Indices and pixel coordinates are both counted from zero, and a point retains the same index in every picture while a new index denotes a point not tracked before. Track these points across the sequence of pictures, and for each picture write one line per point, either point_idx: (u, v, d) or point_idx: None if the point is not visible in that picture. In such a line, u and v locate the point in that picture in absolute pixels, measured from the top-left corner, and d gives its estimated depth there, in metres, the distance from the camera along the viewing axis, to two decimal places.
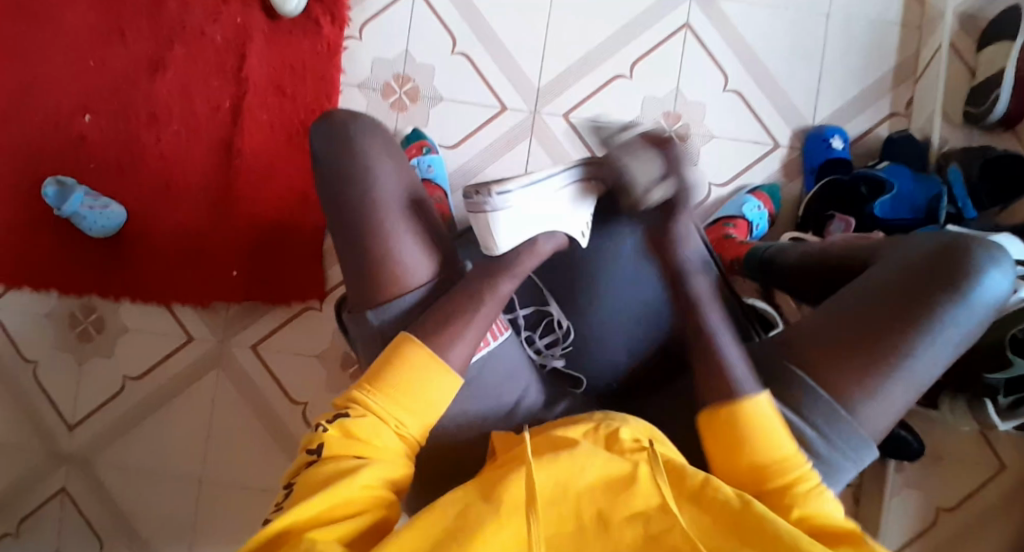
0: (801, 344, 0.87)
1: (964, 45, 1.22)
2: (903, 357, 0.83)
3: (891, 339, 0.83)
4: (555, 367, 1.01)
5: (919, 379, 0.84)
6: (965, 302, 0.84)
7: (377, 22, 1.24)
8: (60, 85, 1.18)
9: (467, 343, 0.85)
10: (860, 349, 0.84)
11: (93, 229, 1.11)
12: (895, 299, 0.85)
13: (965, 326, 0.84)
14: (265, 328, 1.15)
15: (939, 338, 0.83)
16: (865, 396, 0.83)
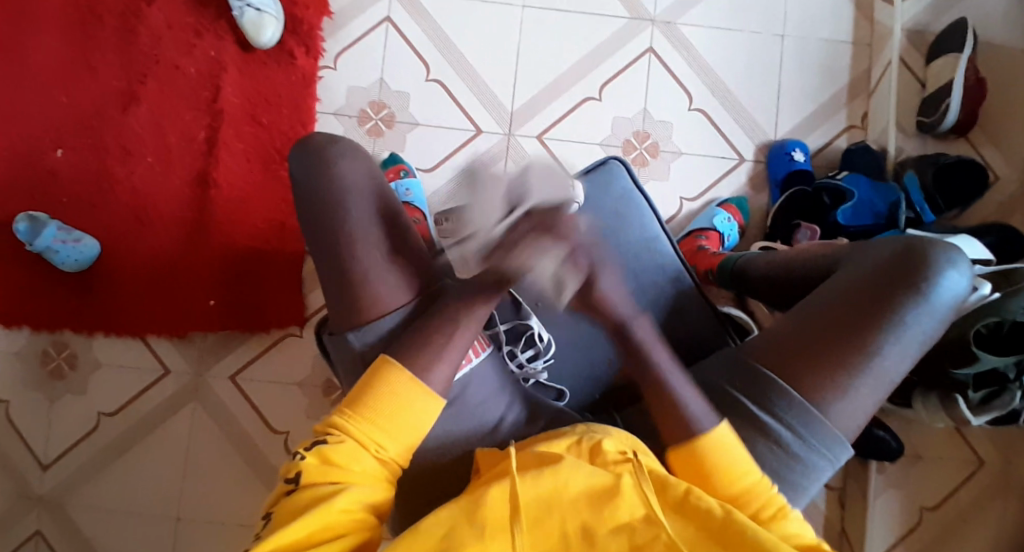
0: (769, 342, 0.96)
1: (911, 61, 1.29)
2: (876, 354, 0.92)
3: (874, 334, 0.92)
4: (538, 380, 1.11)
5: (888, 376, 0.93)
6: (926, 302, 0.93)
7: (350, 52, 1.31)
8: (46, 119, 1.32)
9: (447, 364, 0.92)
10: (826, 353, 0.92)
11: (66, 262, 1.29)
12: (857, 307, 0.93)
13: (926, 321, 0.93)
14: (245, 357, 1.37)
15: (904, 334, 0.92)
16: (839, 397, 0.92)
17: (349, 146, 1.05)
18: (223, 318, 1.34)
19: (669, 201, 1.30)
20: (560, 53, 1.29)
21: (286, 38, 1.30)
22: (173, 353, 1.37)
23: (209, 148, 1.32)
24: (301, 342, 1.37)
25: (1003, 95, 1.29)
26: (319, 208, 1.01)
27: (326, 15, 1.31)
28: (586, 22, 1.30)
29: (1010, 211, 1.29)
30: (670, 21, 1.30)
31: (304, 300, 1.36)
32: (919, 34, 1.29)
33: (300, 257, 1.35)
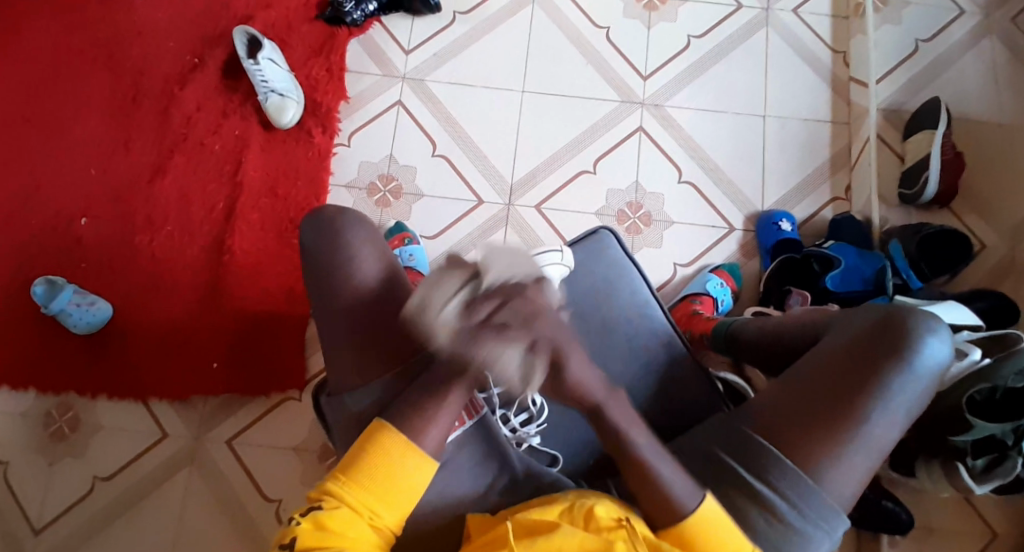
0: (759, 410, 0.96)
1: (889, 137, 1.37)
2: (864, 422, 0.91)
3: (861, 402, 0.91)
4: (532, 445, 1.06)
5: (879, 444, 0.91)
6: (912, 370, 0.91)
7: (364, 131, 1.41)
8: (76, 191, 1.42)
9: (441, 427, 0.92)
10: (814, 423, 0.92)
11: (79, 325, 1.35)
12: (840, 374, 0.93)
13: (914, 388, 0.92)
14: (243, 422, 1.38)
15: (892, 401, 0.91)
16: (831, 465, 0.91)
17: (360, 217, 1.07)
18: (227, 380, 1.38)
19: (664, 266, 1.35)
20: (558, 133, 1.38)
21: (307, 119, 1.41)
22: (172, 416, 1.38)
23: (228, 218, 1.41)
24: (300, 405, 1.39)
25: (982, 168, 1.34)
26: (327, 277, 1.03)
27: (343, 99, 1.41)
28: (580, 104, 1.39)
29: (1000, 277, 1.31)
30: (659, 104, 1.39)
31: (305, 363, 1.40)
32: (895, 112, 1.37)
33: (305, 321, 1.40)
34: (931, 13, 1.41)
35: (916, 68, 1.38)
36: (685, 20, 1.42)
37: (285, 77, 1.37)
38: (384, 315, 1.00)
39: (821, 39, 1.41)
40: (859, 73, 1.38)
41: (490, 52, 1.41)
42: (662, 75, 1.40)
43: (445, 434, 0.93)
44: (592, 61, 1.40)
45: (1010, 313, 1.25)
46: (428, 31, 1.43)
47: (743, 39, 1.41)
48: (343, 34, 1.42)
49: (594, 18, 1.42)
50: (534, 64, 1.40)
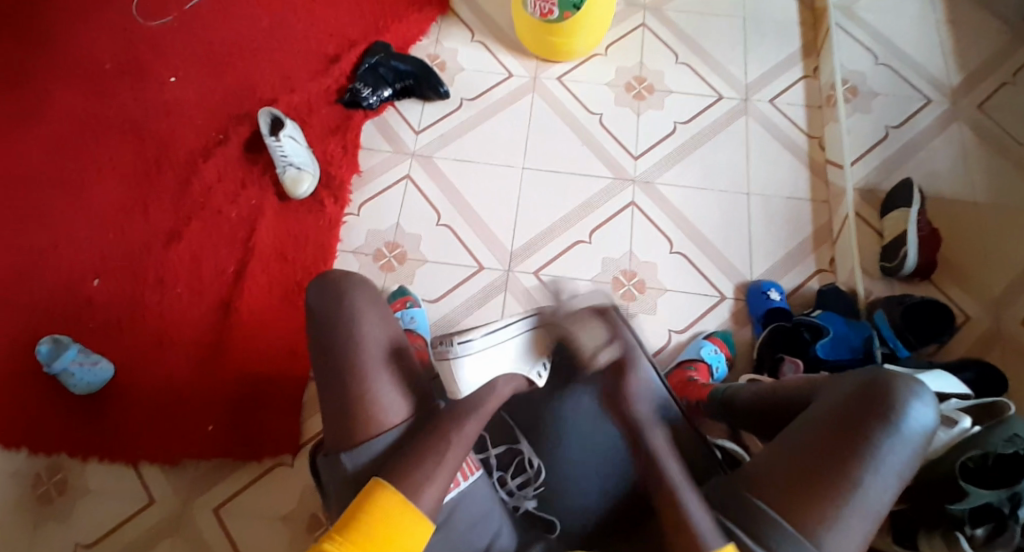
0: (755, 475, 0.96)
1: (867, 214, 1.44)
2: (858, 484, 0.91)
3: (854, 465, 0.92)
4: (528, 509, 1.08)
5: (874, 506, 0.92)
6: (899, 434, 0.93)
7: (373, 202, 1.49)
8: (91, 256, 1.46)
9: (437, 486, 0.94)
10: (810, 486, 0.92)
11: (80, 384, 1.34)
12: (833, 438, 0.94)
13: (902, 453, 0.93)
14: (230, 490, 1.33)
15: (882, 465, 0.92)
16: (829, 528, 0.90)
17: (364, 280, 1.10)
18: (221, 443, 1.35)
19: (659, 333, 1.39)
20: (555, 206, 1.47)
21: (320, 190, 1.50)
22: (160, 482, 1.34)
23: (236, 282, 1.45)
24: (291, 471, 1.35)
25: (960, 241, 1.40)
26: (329, 330, 1.06)
27: (355, 173, 1.51)
28: (577, 180, 1.49)
29: (987, 347, 1.33)
30: (649, 181, 1.49)
31: (301, 426, 1.38)
32: (870, 192, 1.46)
33: (305, 383, 1.40)
34: (900, 102, 1.52)
35: (887, 151, 1.48)
36: (671, 108, 1.55)
37: (303, 153, 1.48)
38: (385, 376, 1.03)
39: (798, 126, 1.54)
40: (834, 156, 1.48)
41: (493, 134, 1.53)
42: (651, 155, 1.51)
43: (443, 495, 0.95)
44: (587, 142, 1.52)
45: (998, 384, 1.25)
46: (436, 115, 1.55)
47: (725, 126, 1.53)
48: (359, 116, 1.55)
49: (587, 105, 1.55)
50: (533, 145, 1.52)
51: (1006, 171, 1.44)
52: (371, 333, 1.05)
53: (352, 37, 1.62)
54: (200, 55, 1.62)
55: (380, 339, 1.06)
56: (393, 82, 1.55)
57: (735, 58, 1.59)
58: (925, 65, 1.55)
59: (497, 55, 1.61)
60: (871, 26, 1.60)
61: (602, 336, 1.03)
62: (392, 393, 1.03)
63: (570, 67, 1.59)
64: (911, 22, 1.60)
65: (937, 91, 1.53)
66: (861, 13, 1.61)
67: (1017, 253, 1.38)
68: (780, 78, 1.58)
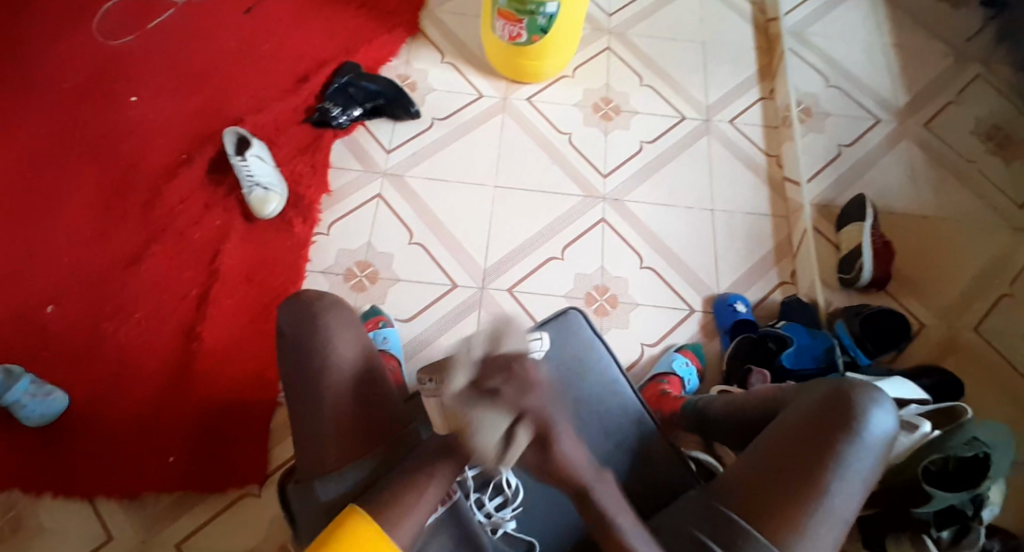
0: (730, 486, 0.98)
1: (823, 228, 1.50)
2: (825, 494, 0.93)
3: (821, 472, 0.94)
4: (506, 530, 1.07)
5: (842, 513, 0.94)
6: (862, 441, 0.96)
7: (343, 221, 1.48)
8: (45, 281, 1.41)
9: (418, 517, 0.93)
10: (781, 497, 0.94)
11: (32, 417, 1.29)
12: (800, 448, 0.96)
13: (865, 460, 0.96)
14: (193, 524, 1.28)
15: (848, 472, 0.94)
16: (800, 536, 0.92)
17: (338, 300, 1.06)
18: (185, 475, 1.30)
19: (631, 346, 1.42)
20: (525, 225, 1.49)
21: (288, 210, 1.48)
22: (122, 516, 1.28)
23: (201, 305, 1.41)
24: (259, 501, 1.31)
25: (911, 252, 1.48)
26: (307, 352, 1.01)
27: (325, 192, 1.50)
28: (548, 199, 1.51)
29: (941, 354, 1.39)
30: (619, 199, 1.52)
31: (269, 455, 1.34)
32: (826, 207, 1.52)
33: (275, 408, 1.36)
34: (852, 122, 1.60)
35: (841, 169, 1.56)
36: (637, 128, 1.59)
37: (271, 174, 1.46)
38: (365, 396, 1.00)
39: (756, 145, 1.60)
40: (792, 173, 1.55)
41: (464, 154, 1.54)
42: (620, 173, 1.55)
43: (421, 525, 0.93)
44: (557, 161, 1.55)
45: (954, 390, 1.30)
46: (407, 135, 1.56)
47: (688, 145, 1.58)
48: (329, 135, 1.54)
49: (556, 125, 1.58)
50: (504, 163, 1.54)
51: (952, 186, 1.53)
52: (353, 358, 1.02)
53: (320, 57, 1.62)
54: (163, 74, 1.60)
55: (360, 360, 1.03)
56: (362, 102, 1.56)
57: (696, 81, 1.66)
58: (875, 87, 1.64)
59: (468, 76, 1.63)
60: (823, 50, 1.69)
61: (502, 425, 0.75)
62: (373, 416, 1.00)
63: (538, 88, 1.62)
64: (861, 46, 1.70)
65: (886, 111, 1.62)
66: (812, 38, 1.70)
67: (965, 263, 1.47)
68: (739, 99, 1.64)
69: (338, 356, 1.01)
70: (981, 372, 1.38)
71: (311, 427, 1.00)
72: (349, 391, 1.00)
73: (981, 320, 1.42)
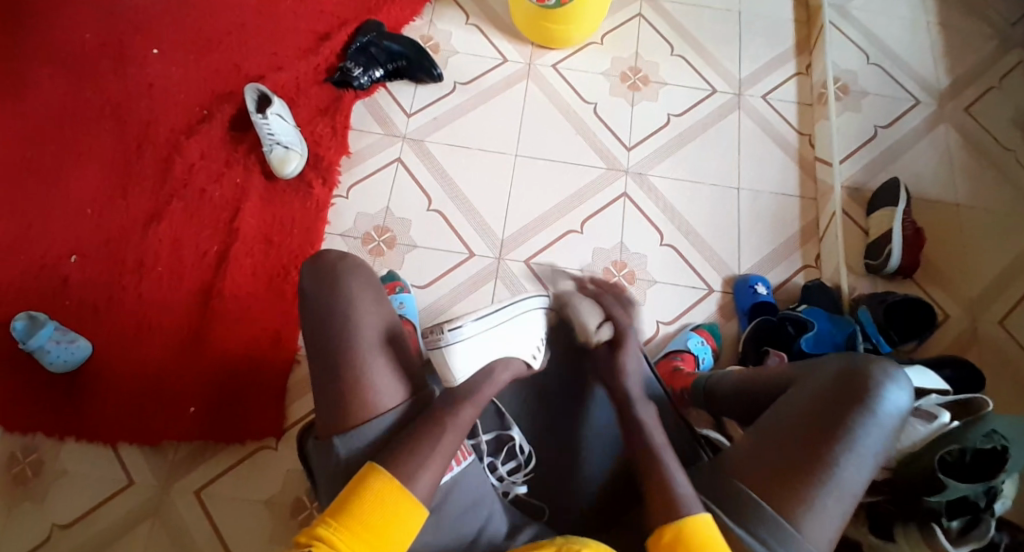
0: (739, 457, 0.96)
1: (853, 211, 1.46)
2: (835, 467, 0.92)
3: (832, 446, 0.92)
4: (517, 494, 1.09)
5: (850, 489, 0.92)
6: (874, 418, 0.94)
7: (363, 184, 1.47)
8: (67, 233, 1.42)
9: (432, 472, 0.93)
10: (790, 470, 0.92)
11: (56, 363, 1.31)
12: (812, 421, 0.95)
13: (877, 437, 0.94)
14: (209, 476, 1.31)
15: (859, 446, 0.93)
16: (806, 510, 0.90)
17: (358, 264, 1.06)
18: (201, 427, 1.32)
19: (647, 324, 1.40)
20: (546, 195, 1.46)
21: (309, 171, 1.47)
22: (141, 466, 1.31)
23: (220, 262, 1.41)
24: (275, 455, 1.33)
25: (941, 240, 1.43)
26: (324, 312, 1.02)
27: (345, 153, 1.49)
28: (571, 169, 1.48)
29: (964, 346, 1.36)
30: (642, 173, 1.49)
31: (286, 410, 1.35)
32: (857, 190, 1.47)
33: (290, 366, 1.37)
34: (889, 102, 1.54)
35: (875, 150, 1.50)
36: (665, 100, 1.55)
37: (292, 133, 1.45)
38: (384, 356, 1.01)
39: (788, 123, 1.55)
40: (823, 153, 1.50)
41: (486, 120, 1.51)
42: (645, 147, 1.51)
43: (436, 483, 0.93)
44: (581, 131, 1.51)
45: (977, 381, 1.27)
46: (430, 98, 1.53)
47: (717, 120, 1.54)
48: (350, 96, 1.52)
49: (582, 95, 1.54)
50: (526, 132, 1.51)
51: (989, 174, 1.47)
52: (370, 321, 1.02)
53: (342, 15, 1.59)
54: (185, 28, 1.58)
55: (377, 323, 1.02)
56: (384, 64, 1.52)
57: (729, 53, 1.60)
58: (915, 66, 1.58)
59: (492, 39, 1.59)
60: (864, 25, 1.62)
61: (596, 321, 1.14)
62: (389, 376, 1.00)
63: (565, 55, 1.58)
64: (904, 22, 1.62)
65: (927, 92, 1.55)
66: (854, 12, 1.63)
67: (996, 254, 1.42)
68: (773, 74, 1.59)
69: (358, 320, 1.02)
70: (1006, 368, 1.34)
71: (324, 393, 1.00)
72: (366, 350, 1.00)
73: (1008, 313, 1.38)
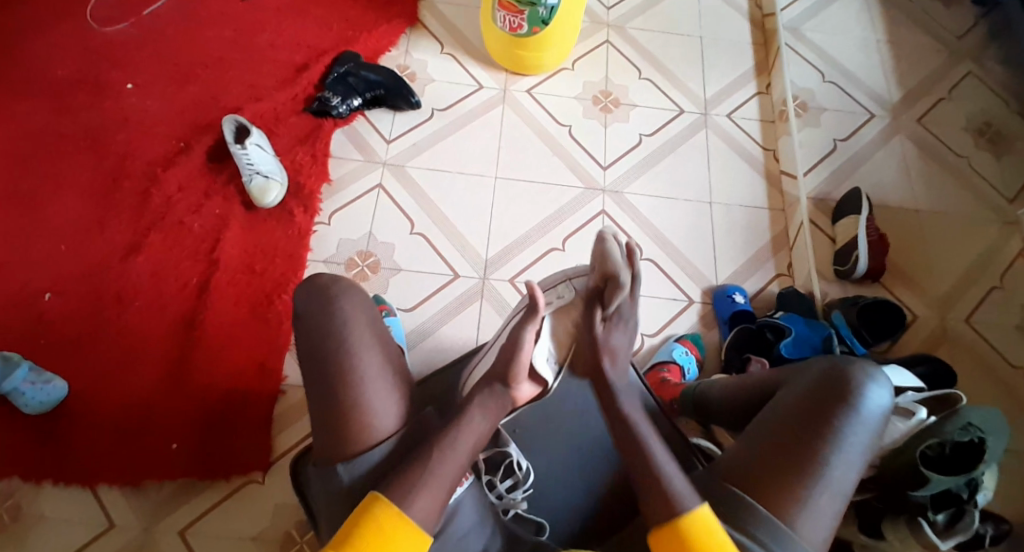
0: (730, 463, 0.98)
1: (819, 220, 1.52)
2: (825, 466, 0.94)
3: (821, 445, 0.94)
4: (518, 511, 1.08)
5: (841, 487, 0.94)
6: (859, 417, 0.97)
7: (343, 211, 1.48)
8: (39, 270, 1.38)
9: (431, 494, 0.90)
10: (782, 472, 0.94)
11: (30, 404, 1.26)
12: (799, 423, 0.97)
13: (862, 434, 0.96)
14: (194, 513, 1.27)
15: (847, 444, 0.95)
16: (800, 509, 0.93)
17: (353, 285, 1.05)
18: (186, 462, 1.28)
19: (632, 337, 1.42)
20: (526, 216, 1.49)
21: (289, 200, 1.47)
22: (122, 505, 1.27)
23: (200, 294, 1.39)
24: (263, 488, 1.29)
25: (903, 245, 1.50)
26: (318, 334, 0.99)
27: (326, 181, 1.50)
28: (548, 190, 1.52)
29: (933, 345, 1.42)
30: (618, 191, 1.53)
31: (272, 441, 1.32)
32: (822, 201, 1.54)
33: (275, 396, 1.35)
34: (847, 117, 1.63)
35: (836, 163, 1.58)
36: (637, 121, 1.61)
37: (271, 162, 1.45)
38: (380, 376, 0.98)
39: (754, 139, 1.62)
40: (789, 167, 1.57)
41: (465, 144, 1.54)
42: (620, 166, 1.56)
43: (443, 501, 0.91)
44: (557, 152, 1.55)
45: (948, 377, 1.31)
46: (408, 125, 1.56)
47: (686, 139, 1.60)
48: (329, 125, 1.54)
49: (557, 117, 1.59)
50: (505, 155, 1.54)
51: (943, 181, 1.56)
52: (366, 339, 0.99)
53: (318, 47, 1.61)
54: (158, 62, 1.58)
55: (374, 341, 1.01)
56: (362, 92, 1.55)
57: (694, 75, 1.67)
58: (869, 82, 1.67)
59: (467, 66, 1.63)
60: (820, 46, 1.72)
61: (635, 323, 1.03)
62: (385, 397, 0.98)
63: (539, 80, 1.63)
64: (855, 42, 1.72)
65: (881, 106, 1.64)
66: (808, 33, 1.72)
67: (954, 257, 1.50)
68: (737, 93, 1.66)
69: (354, 339, 0.99)
70: (975, 362, 1.40)
71: (321, 412, 0.97)
72: (365, 371, 0.98)
73: (973, 311, 1.45)
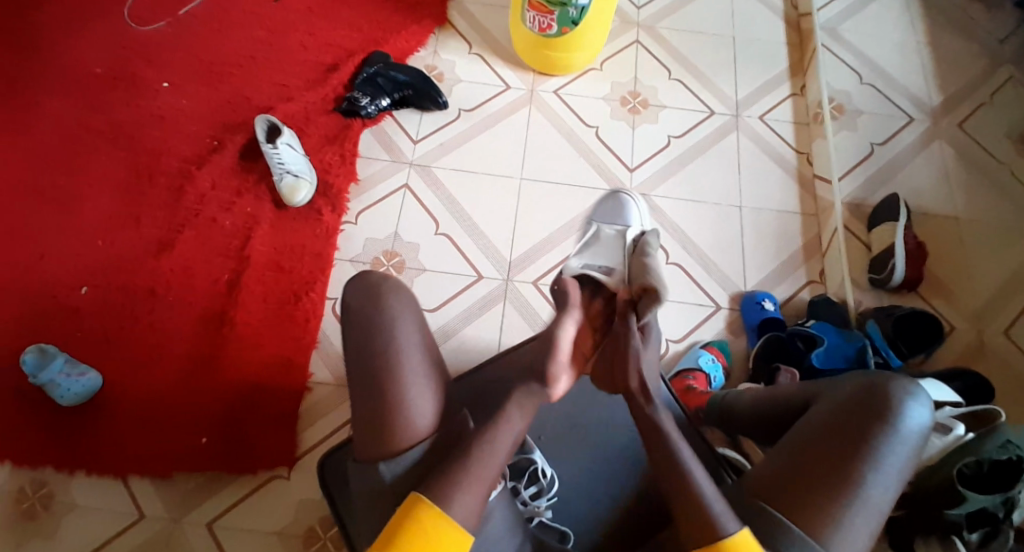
0: (761, 477, 0.96)
1: (854, 227, 1.48)
2: (861, 485, 0.91)
3: (857, 463, 0.92)
4: (542, 519, 1.09)
5: (877, 506, 0.91)
6: (897, 435, 0.94)
7: (371, 211, 1.49)
8: (76, 264, 1.43)
9: (469, 495, 0.89)
10: (815, 489, 0.91)
11: (66, 396, 1.30)
12: (834, 439, 0.94)
13: (900, 453, 0.93)
14: (220, 507, 1.30)
15: (885, 463, 0.92)
16: (834, 527, 0.90)
17: (403, 286, 1.04)
18: (214, 455, 1.31)
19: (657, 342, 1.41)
20: (551, 218, 1.49)
21: (318, 199, 1.49)
22: (150, 495, 1.30)
23: (230, 291, 1.42)
24: (288, 484, 1.32)
25: (942, 253, 1.46)
26: (364, 331, 0.99)
27: (354, 181, 1.51)
28: (575, 192, 1.51)
29: (971, 357, 1.37)
30: (645, 194, 1.52)
31: (298, 438, 1.34)
32: (858, 206, 1.50)
33: (301, 393, 1.37)
34: (884, 120, 1.59)
35: (871, 168, 1.54)
36: (666, 122, 1.59)
37: (301, 162, 1.47)
38: (425, 379, 0.97)
39: (786, 142, 1.59)
40: (822, 171, 1.53)
41: (491, 146, 1.54)
42: (647, 168, 1.54)
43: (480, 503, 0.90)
44: (584, 154, 1.54)
45: (986, 392, 1.27)
46: (435, 125, 1.56)
47: (716, 141, 1.57)
48: (358, 124, 1.55)
49: (584, 118, 1.58)
50: (531, 156, 1.54)
51: (984, 188, 1.51)
52: (411, 340, 0.99)
53: (348, 47, 1.63)
54: (193, 62, 1.61)
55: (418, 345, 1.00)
56: (390, 92, 1.56)
57: (724, 76, 1.64)
58: (907, 85, 1.62)
59: (495, 67, 1.63)
60: (856, 47, 1.67)
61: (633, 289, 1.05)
62: (427, 399, 0.97)
63: (567, 81, 1.62)
64: (893, 43, 1.67)
65: (919, 110, 1.59)
66: (844, 34, 1.68)
67: (995, 266, 1.44)
68: (769, 95, 1.63)
69: (400, 340, 0.99)
70: (1015, 376, 1.35)
71: None
72: (407, 372, 0.97)
73: (1014, 322, 1.40)
